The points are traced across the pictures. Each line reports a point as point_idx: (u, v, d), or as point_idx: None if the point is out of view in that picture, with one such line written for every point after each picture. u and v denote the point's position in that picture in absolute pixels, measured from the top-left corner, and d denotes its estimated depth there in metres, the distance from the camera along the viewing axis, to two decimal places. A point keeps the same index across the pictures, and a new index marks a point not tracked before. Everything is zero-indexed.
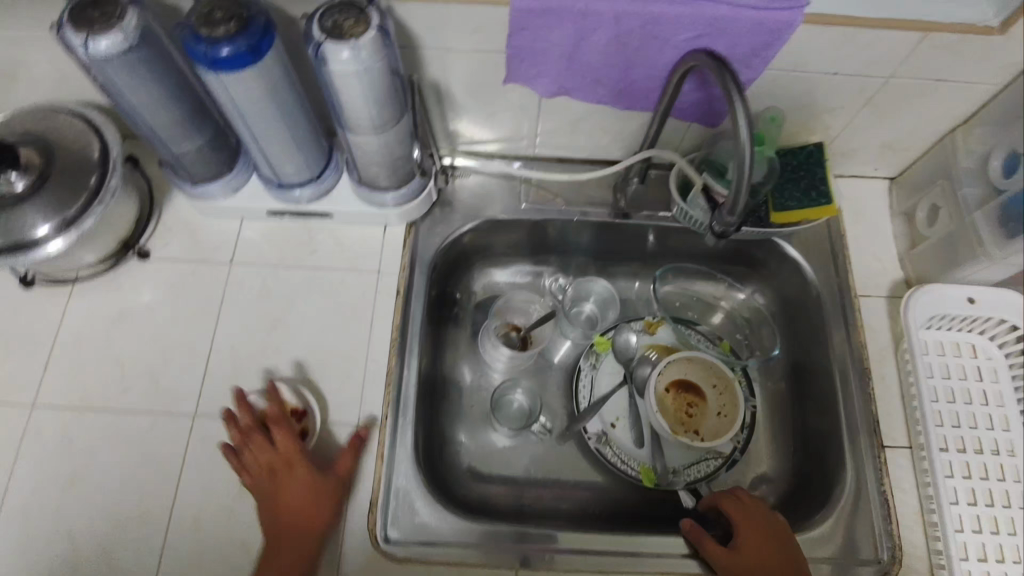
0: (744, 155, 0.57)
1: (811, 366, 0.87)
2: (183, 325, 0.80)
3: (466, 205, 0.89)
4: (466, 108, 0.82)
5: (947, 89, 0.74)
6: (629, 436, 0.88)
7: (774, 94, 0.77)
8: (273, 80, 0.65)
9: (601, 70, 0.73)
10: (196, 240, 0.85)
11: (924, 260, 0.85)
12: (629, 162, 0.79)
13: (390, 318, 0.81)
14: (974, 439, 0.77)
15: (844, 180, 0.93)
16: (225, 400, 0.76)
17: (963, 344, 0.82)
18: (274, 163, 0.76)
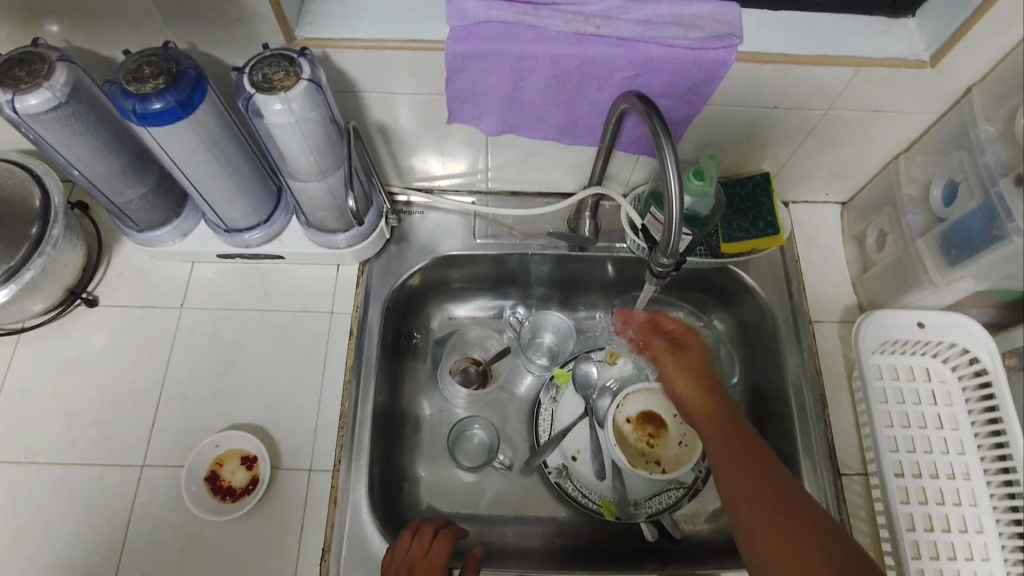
0: (673, 194, 0.57)
1: (768, 392, 0.87)
2: (132, 372, 0.79)
3: (420, 241, 0.89)
4: (415, 145, 0.83)
5: (885, 120, 0.76)
6: (590, 469, 0.87)
7: (718, 127, 0.78)
8: (209, 130, 0.65)
9: (543, 108, 0.73)
10: (146, 284, 0.84)
11: (875, 286, 0.85)
12: (581, 196, 0.80)
13: (344, 358, 0.81)
14: (929, 464, 0.77)
15: (797, 206, 0.94)
16: (174, 448, 0.75)
17: (916, 367, 0.82)
18: (220, 209, 0.76)
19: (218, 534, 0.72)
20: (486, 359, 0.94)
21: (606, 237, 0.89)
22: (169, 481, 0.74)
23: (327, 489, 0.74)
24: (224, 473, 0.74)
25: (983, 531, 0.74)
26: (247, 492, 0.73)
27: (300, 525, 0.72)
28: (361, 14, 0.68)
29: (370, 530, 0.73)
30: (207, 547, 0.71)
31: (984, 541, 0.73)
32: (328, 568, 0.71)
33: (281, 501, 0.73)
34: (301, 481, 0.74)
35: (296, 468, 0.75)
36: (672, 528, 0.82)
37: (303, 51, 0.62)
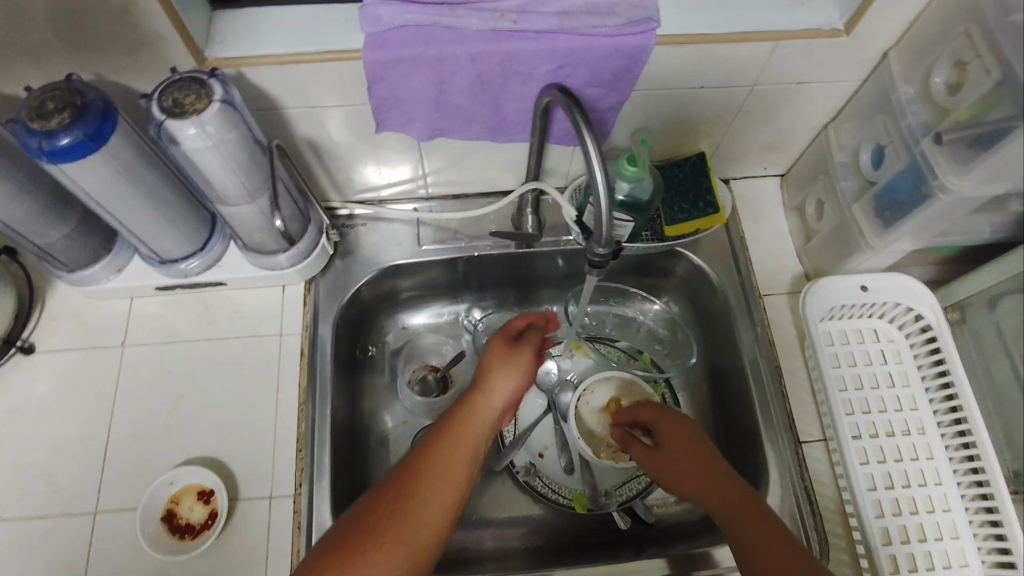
0: (599, 182, 0.57)
1: (726, 369, 0.87)
2: (78, 417, 0.77)
3: (365, 253, 0.88)
4: (348, 157, 0.81)
5: (810, 90, 0.77)
6: (558, 464, 0.88)
7: (648, 111, 0.78)
8: (125, 162, 0.63)
9: (471, 109, 0.73)
10: (85, 325, 0.81)
11: (818, 254, 0.87)
12: (520, 192, 0.78)
13: (296, 379, 0.79)
14: (885, 423, 0.79)
15: (737, 182, 0.95)
16: (128, 491, 0.73)
17: (865, 330, 0.84)
18: (151, 241, 0.73)
19: (181, 573, 0.70)
20: (444, 364, 0.92)
21: (553, 231, 0.89)
22: (124, 525, 0.72)
23: (290, 514, 0.72)
24: (182, 511, 0.72)
25: (942, 483, 0.76)
26: (206, 527, 0.71)
27: (265, 553, 0.71)
28: (274, 29, 0.66)
29: None
30: None
31: (944, 492, 0.75)
32: None
33: (244, 532, 0.71)
34: (263, 509, 0.73)
35: (256, 496, 0.73)
36: (645, 514, 0.83)
37: (214, 72, 0.61)
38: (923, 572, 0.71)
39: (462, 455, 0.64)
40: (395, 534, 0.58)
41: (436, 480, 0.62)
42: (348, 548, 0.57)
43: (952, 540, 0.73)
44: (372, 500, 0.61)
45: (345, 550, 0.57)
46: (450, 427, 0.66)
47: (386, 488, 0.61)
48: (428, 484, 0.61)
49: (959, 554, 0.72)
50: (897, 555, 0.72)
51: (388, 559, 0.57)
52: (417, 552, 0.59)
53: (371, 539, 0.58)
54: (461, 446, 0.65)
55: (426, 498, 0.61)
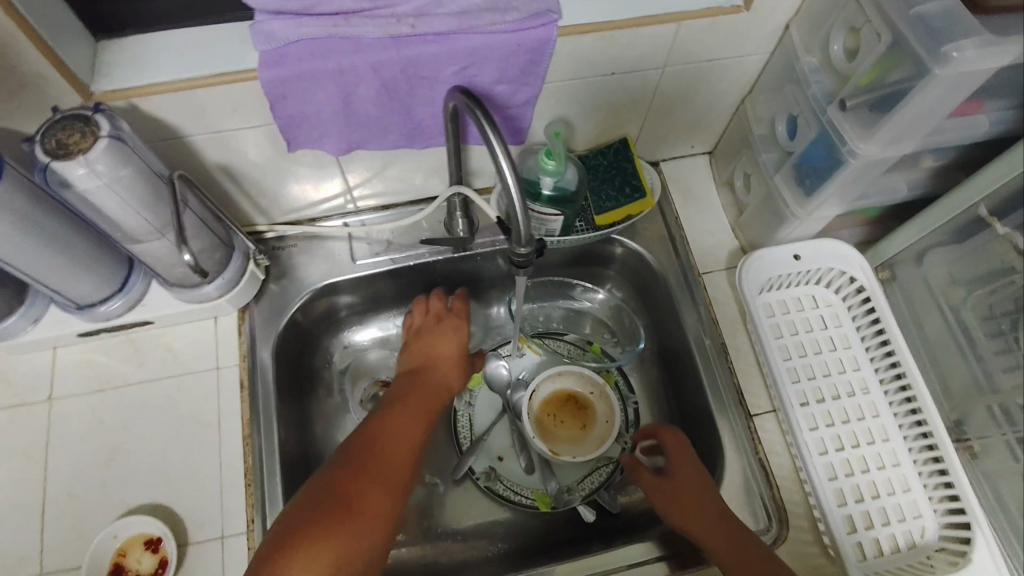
0: (509, 181, 0.56)
1: (674, 351, 0.88)
2: (7, 481, 0.73)
3: (298, 274, 0.86)
4: (266, 179, 0.79)
5: (721, 67, 0.77)
6: (518, 465, 0.87)
7: (564, 103, 0.77)
8: (18, 209, 0.60)
9: (383, 118, 0.71)
10: (6, 383, 0.77)
11: (751, 228, 0.87)
12: (443, 199, 0.77)
13: (238, 412, 0.77)
14: (830, 387, 0.80)
15: (667, 164, 0.95)
16: (70, 550, 0.70)
17: (803, 297, 0.85)
18: (64, 288, 0.70)
19: None
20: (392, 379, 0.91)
21: (489, 231, 0.87)
22: None
23: (244, 552, 0.70)
24: (129, 564, 0.69)
25: (889, 438, 0.77)
26: None
27: None
28: (162, 56, 0.64)
29: None
30: None
31: (892, 448, 0.77)
32: None
33: None
34: (215, 551, 0.70)
35: (207, 538, 0.71)
36: (610, 504, 0.82)
37: (99, 107, 0.58)
38: (880, 528, 0.73)
39: (400, 450, 0.70)
40: (347, 543, 0.61)
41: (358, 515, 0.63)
42: (291, 551, 0.59)
43: (904, 493, 0.74)
44: (322, 490, 0.64)
45: (292, 555, 0.59)
46: (399, 403, 0.74)
47: (335, 475, 0.65)
48: (386, 462, 0.68)
49: (912, 507, 0.74)
50: (853, 514, 0.73)
51: (342, 552, 0.61)
52: (367, 537, 0.63)
53: (319, 539, 0.60)
54: (411, 416, 0.74)
55: (383, 493, 0.66)
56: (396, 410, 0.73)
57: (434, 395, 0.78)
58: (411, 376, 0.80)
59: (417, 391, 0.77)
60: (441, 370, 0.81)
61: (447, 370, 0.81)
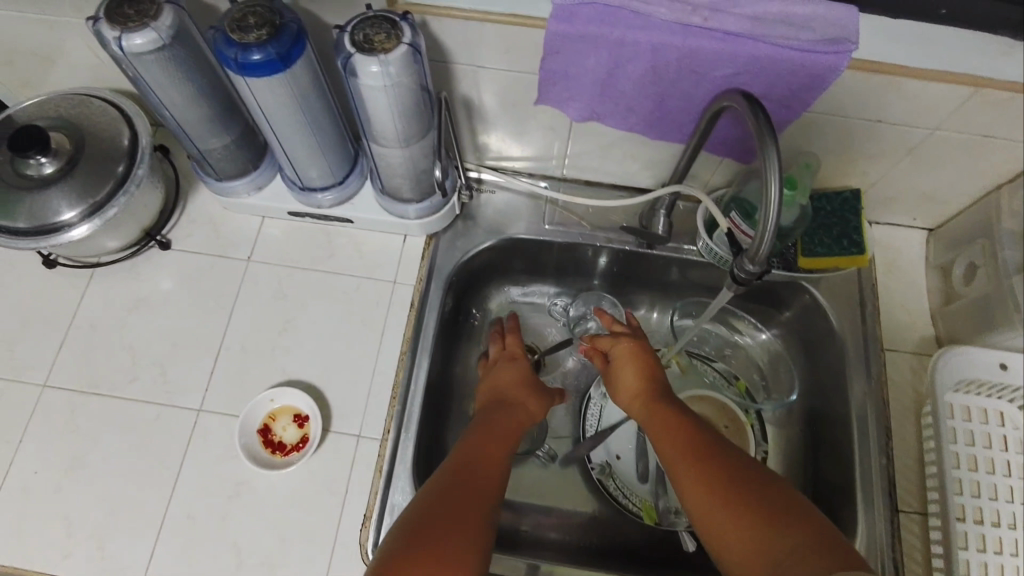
0: (772, 197, 0.55)
1: (826, 416, 0.83)
2: (196, 318, 0.81)
3: (487, 220, 0.88)
4: (495, 124, 0.81)
5: (994, 147, 0.71)
6: (634, 469, 0.86)
7: (811, 136, 0.74)
8: (303, 87, 0.65)
9: (635, 98, 0.71)
10: (217, 234, 0.85)
11: (955, 320, 0.81)
12: (658, 193, 0.78)
13: (402, 327, 0.81)
14: (992, 512, 0.74)
15: (878, 227, 0.90)
16: (229, 397, 0.76)
17: (990, 410, 0.79)
18: (299, 166, 0.76)
19: (265, 486, 0.72)
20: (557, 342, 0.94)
21: (677, 237, 0.87)
22: (220, 430, 0.75)
23: (373, 456, 0.74)
24: (276, 428, 0.75)
25: None
26: (296, 449, 0.74)
27: (344, 487, 0.72)
28: None
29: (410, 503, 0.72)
30: (252, 499, 0.72)
31: None
32: (368, 534, 0.70)
33: (328, 462, 0.73)
34: (349, 444, 0.74)
35: (346, 432, 0.75)
36: None
37: (406, 15, 0.62)
38: None
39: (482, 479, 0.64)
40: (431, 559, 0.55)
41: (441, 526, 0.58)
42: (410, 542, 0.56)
43: None
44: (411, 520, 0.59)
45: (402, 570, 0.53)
46: (486, 426, 0.72)
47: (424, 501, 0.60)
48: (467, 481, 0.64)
49: None
50: None
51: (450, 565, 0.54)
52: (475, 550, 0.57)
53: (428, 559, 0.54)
54: (502, 434, 0.71)
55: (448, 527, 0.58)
56: (489, 428, 0.71)
57: (522, 420, 0.75)
58: (493, 403, 0.76)
59: (499, 420, 0.73)
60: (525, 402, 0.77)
61: (510, 372, 0.80)
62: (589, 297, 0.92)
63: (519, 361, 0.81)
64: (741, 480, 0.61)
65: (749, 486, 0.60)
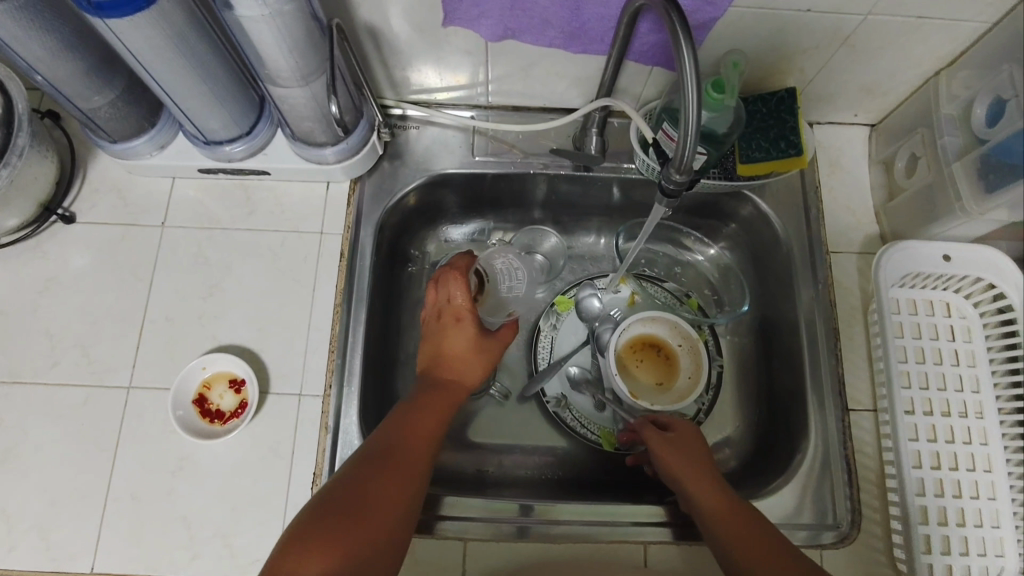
0: (690, 98, 0.51)
1: (777, 324, 0.83)
2: (114, 293, 0.76)
3: (415, 158, 0.83)
4: (409, 54, 0.75)
5: (929, 29, 0.68)
6: (589, 399, 0.86)
7: (740, 35, 0.70)
8: (176, 25, 0.59)
9: (549, 9, 0.66)
10: (125, 201, 0.79)
11: (899, 215, 0.80)
12: (585, 110, 0.74)
13: (334, 280, 0.77)
14: (941, 401, 0.74)
15: (821, 127, 0.87)
16: (160, 371, 0.73)
17: (937, 302, 0.78)
18: (196, 118, 0.70)
19: (208, 456, 0.70)
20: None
21: (614, 157, 0.83)
22: (155, 406, 0.72)
23: (318, 414, 0.72)
24: (212, 397, 0.72)
25: (992, 470, 0.71)
26: (236, 416, 0.71)
27: (291, 449, 0.71)
28: None
29: None
30: (197, 471, 0.70)
31: (991, 480, 0.71)
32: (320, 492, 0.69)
33: (271, 425, 0.71)
34: (291, 405, 0.72)
35: (286, 393, 0.72)
36: None
37: None
38: (956, 556, 0.68)
39: (403, 469, 0.61)
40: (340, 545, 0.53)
41: (358, 519, 0.55)
42: (317, 528, 0.54)
43: (992, 528, 0.69)
44: (335, 493, 0.57)
45: (304, 559, 0.51)
46: (416, 406, 0.67)
47: (342, 489, 0.58)
48: (398, 464, 0.61)
49: (997, 544, 0.69)
50: (931, 535, 0.68)
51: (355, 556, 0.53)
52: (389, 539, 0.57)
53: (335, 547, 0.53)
54: (425, 422, 0.66)
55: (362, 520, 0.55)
56: (418, 408, 0.67)
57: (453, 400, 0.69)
58: (426, 378, 0.71)
59: (427, 402, 0.67)
60: (455, 374, 0.71)
61: (456, 330, 0.72)
62: (522, 233, 0.89)
63: (465, 322, 0.71)
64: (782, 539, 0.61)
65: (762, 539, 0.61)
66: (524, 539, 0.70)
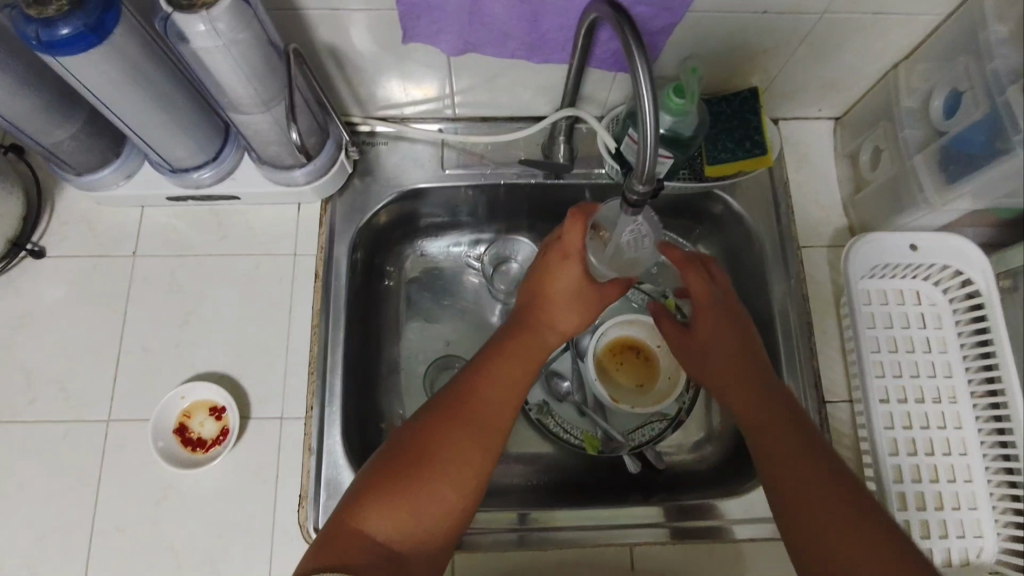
0: (645, 109, 0.52)
1: (753, 320, 0.84)
2: (90, 326, 0.76)
3: (385, 173, 0.83)
4: (372, 71, 0.75)
5: (884, 24, 0.69)
6: (571, 405, 0.86)
7: (700, 38, 0.71)
8: (131, 58, 0.58)
9: (507, 22, 0.66)
10: (96, 232, 0.79)
11: (867, 207, 0.81)
12: (555, 118, 0.76)
13: (310, 301, 0.77)
14: (915, 389, 0.75)
15: (787, 123, 0.88)
16: (140, 402, 0.73)
17: (907, 291, 0.79)
18: (160, 147, 0.69)
19: (193, 484, 0.70)
20: (478, 286, 0.91)
21: (583, 163, 0.84)
22: (136, 437, 0.72)
23: (301, 436, 0.72)
24: (193, 425, 0.72)
25: (967, 453, 0.72)
26: (218, 443, 0.71)
27: (275, 472, 0.71)
28: None
29: (344, 477, 0.71)
30: (184, 499, 0.70)
31: (967, 463, 0.72)
32: (305, 514, 0.69)
33: (254, 450, 0.71)
34: (274, 428, 0.72)
35: (268, 416, 0.73)
36: (655, 460, 0.81)
37: None
38: (935, 540, 0.69)
39: (480, 421, 0.63)
40: (409, 496, 0.58)
41: (427, 472, 0.59)
42: (388, 480, 0.58)
43: (969, 510, 0.70)
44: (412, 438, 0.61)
45: (372, 511, 0.56)
46: (505, 354, 0.67)
47: (419, 435, 0.61)
48: (476, 422, 0.63)
49: (974, 526, 0.70)
50: (910, 521, 0.70)
51: (423, 509, 0.58)
52: (455, 497, 0.59)
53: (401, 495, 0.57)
54: (511, 372, 0.66)
55: (432, 475, 0.59)
56: (505, 358, 0.67)
57: (547, 344, 0.70)
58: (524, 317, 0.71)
59: (518, 349, 0.68)
60: (549, 321, 0.70)
61: (562, 276, 0.70)
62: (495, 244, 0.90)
63: (574, 262, 0.69)
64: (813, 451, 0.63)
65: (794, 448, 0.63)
66: (511, 548, 0.71)
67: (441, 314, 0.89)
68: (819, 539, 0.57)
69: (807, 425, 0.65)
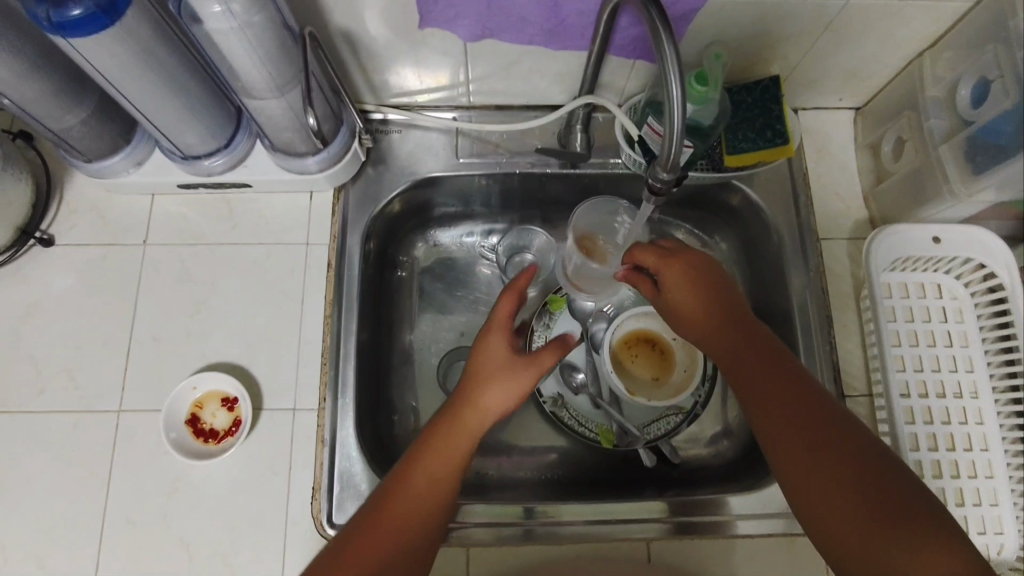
0: (672, 95, 0.51)
1: (770, 313, 0.82)
2: (98, 316, 0.75)
3: (398, 161, 0.82)
4: (387, 58, 0.74)
5: (911, 11, 0.67)
6: (585, 397, 0.85)
7: (722, 25, 0.69)
8: (144, 41, 0.57)
9: (526, 8, 0.65)
10: (105, 220, 0.78)
11: (888, 198, 0.80)
12: (569, 107, 0.73)
13: (322, 291, 0.76)
14: (936, 383, 0.74)
15: (807, 113, 0.86)
16: (150, 393, 0.72)
17: (928, 285, 0.78)
18: (172, 134, 0.68)
19: (204, 476, 0.69)
20: (491, 277, 0.89)
21: (599, 152, 0.82)
22: (147, 427, 0.71)
23: (314, 428, 0.71)
24: (205, 416, 0.71)
25: (988, 448, 0.71)
26: (230, 434, 0.70)
27: (288, 464, 0.70)
28: None
29: (358, 469, 0.70)
30: (194, 492, 0.69)
31: (988, 458, 0.71)
32: (319, 506, 0.68)
33: (266, 441, 0.70)
34: (286, 420, 0.71)
35: (280, 407, 0.72)
36: (671, 454, 0.80)
37: None
38: None
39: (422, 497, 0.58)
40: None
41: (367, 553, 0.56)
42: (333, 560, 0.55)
43: (990, 507, 0.69)
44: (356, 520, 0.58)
45: None
46: (438, 433, 0.61)
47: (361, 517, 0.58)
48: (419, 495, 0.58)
49: (995, 523, 0.69)
50: None
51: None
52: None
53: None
54: (445, 453, 0.60)
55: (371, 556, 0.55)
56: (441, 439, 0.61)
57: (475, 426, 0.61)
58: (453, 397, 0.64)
59: (448, 431, 0.61)
60: (476, 396, 0.62)
61: (491, 349, 0.64)
62: (512, 233, 0.90)
63: (499, 334, 0.65)
64: (827, 432, 0.57)
65: (807, 431, 0.58)
66: (526, 542, 0.70)
67: (453, 305, 0.88)
68: (836, 530, 0.54)
69: (823, 398, 0.59)
